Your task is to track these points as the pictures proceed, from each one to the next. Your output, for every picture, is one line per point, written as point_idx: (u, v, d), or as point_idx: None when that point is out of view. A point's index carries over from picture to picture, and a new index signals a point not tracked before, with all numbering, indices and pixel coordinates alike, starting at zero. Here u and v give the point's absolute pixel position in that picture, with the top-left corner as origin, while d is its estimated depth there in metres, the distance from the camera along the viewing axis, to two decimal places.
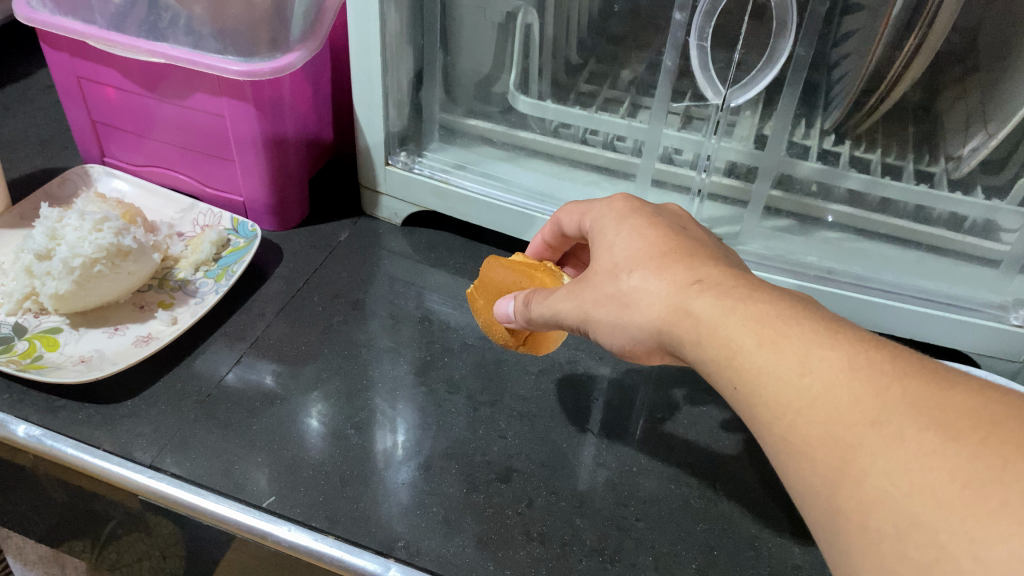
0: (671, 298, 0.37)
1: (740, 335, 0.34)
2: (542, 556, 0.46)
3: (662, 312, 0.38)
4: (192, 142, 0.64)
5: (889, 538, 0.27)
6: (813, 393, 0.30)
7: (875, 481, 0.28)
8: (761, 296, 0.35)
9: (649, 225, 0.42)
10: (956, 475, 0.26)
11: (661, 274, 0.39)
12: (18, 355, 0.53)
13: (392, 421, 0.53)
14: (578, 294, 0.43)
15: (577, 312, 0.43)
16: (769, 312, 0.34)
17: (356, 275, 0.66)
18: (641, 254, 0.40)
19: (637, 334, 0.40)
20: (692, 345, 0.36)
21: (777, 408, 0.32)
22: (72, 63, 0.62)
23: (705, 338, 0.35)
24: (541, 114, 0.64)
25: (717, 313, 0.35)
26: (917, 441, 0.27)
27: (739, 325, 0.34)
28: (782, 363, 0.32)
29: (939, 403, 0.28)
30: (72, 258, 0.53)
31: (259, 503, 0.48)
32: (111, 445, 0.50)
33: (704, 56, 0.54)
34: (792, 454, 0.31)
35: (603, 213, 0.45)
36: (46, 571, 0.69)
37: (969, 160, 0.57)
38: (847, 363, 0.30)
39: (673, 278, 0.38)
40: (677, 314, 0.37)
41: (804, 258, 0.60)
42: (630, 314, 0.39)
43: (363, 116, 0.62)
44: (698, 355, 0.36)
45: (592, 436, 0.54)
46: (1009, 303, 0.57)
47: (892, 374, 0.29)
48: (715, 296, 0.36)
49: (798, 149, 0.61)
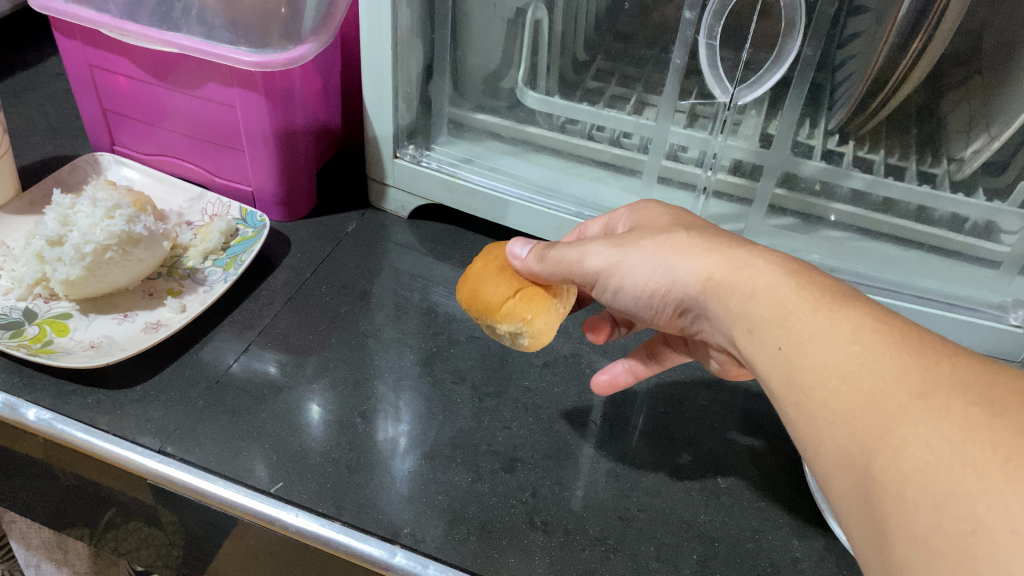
0: (725, 256, 0.39)
1: (795, 296, 0.35)
2: (545, 545, 0.47)
3: (714, 264, 0.39)
4: (202, 131, 0.64)
5: (924, 509, 0.27)
6: (863, 358, 0.31)
7: (915, 451, 0.28)
8: (817, 276, 0.36)
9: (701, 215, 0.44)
10: (998, 449, 0.26)
11: (717, 241, 0.40)
12: (29, 339, 0.54)
13: (396, 411, 0.54)
14: (621, 241, 0.43)
15: (615, 258, 0.42)
16: (828, 287, 0.35)
17: (362, 267, 0.66)
18: (697, 228, 0.42)
19: (676, 282, 0.40)
20: (741, 298, 0.37)
21: (824, 370, 0.32)
22: (84, 52, 0.63)
23: (759, 293, 0.36)
24: (549, 110, 0.65)
25: (774, 277, 0.36)
26: (963, 415, 0.28)
27: (796, 291, 0.35)
28: (836, 329, 0.33)
29: (986, 384, 0.29)
30: (84, 243, 0.54)
31: (266, 489, 0.48)
32: (120, 430, 0.51)
33: (713, 55, 0.54)
34: (830, 423, 0.31)
35: (647, 208, 0.47)
36: (50, 556, 0.69)
37: (971, 162, 0.58)
38: (899, 339, 0.32)
39: (732, 247, 0.39)
40: (734, 267, 0.38)
41: (807, 257, 0.61)
42: (675, 260, 0.40)
43: (373, 108, 0.63)
44: (744, 310, 0.37)
45: (594, 428, 0.55)
46: (1008, 303, 0.58)
47: (941, 355, 0.31)
48: (774, 262, 0.37)
49: (803, 148, 0.62)
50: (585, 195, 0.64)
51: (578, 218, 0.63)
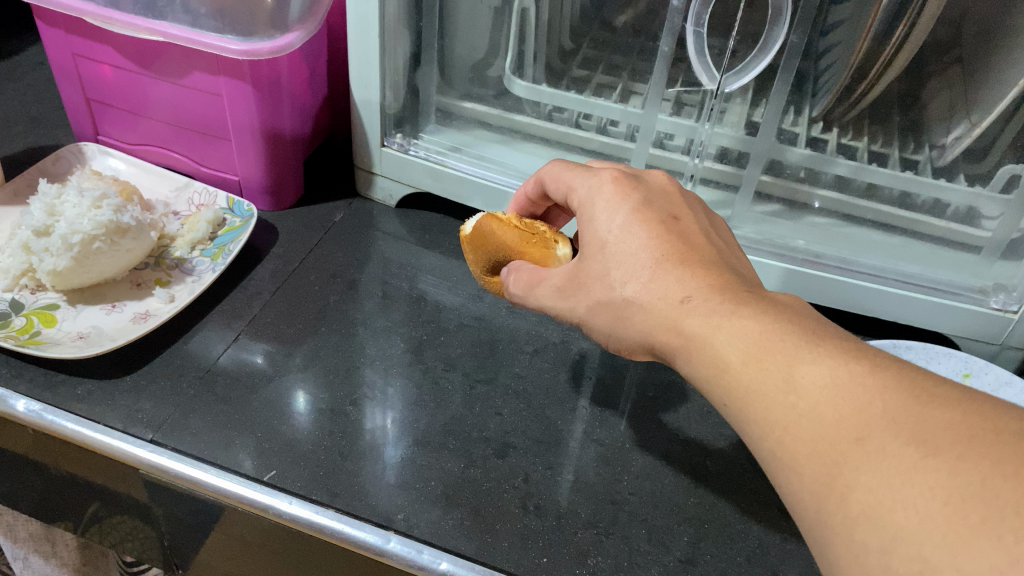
0: (660, 312, 0.38)
1: (727, 350, 0.35)
2: (538, 528, 0.47)
3: (653, 325, 0.39)
4: (188, 121, 0.64)
5: (874, 552, 0.28)
6: (798, 410, 0.32)
7: (860, 497, 0.28)
8: (746, 310, 0.36)
9: (638, 220, 0.41)
10: (936, 491, 0.26)
11: (655, 283, 0.39)
12: (16, 331, 0.53)
13: (385, 400, 0.54)
14: (571, 296, 0.44)
15: (572, 310, 0.44)
16: (755, 329, 0.35)
17: (351, 255, 0.66)
18: (632, 258, 0.40)
19: (629, 338, 0.41)
20: (685, 357, 0.38)
21: (767, 422, 0.33)
22: (67, 40, 0.62)
23: (696, 351, 0.37)
24: (537, 98, 0.64)
25: (704, 329, 0.36)
26: (898, 456, 0.28)
27: (726, 343, 0.35)
28: (768, 380, 0.33)
29: (918, 418, 0.28)
30: (71, 234, 0.54)
31: (260, 477, 0.48)
32: (111, 419, 0.50)
33: (701, 43, 0.55)
34: (782, 472, 0.32)
35: (588, 212, 0.44)
36: (37, 548, 0.69)
37: (952, 149, 0.59)
38: (830, 379, 0.31)
39: (667, 288, 0.39)
40: (669, 328, 0.38)
41: (793, 242, 0.62)
42: (623, 319, 0.41)
43: (361, 97, 0.63)
44: (690, 367, 0.37)
45: (584, 413, 0.55)
46: (989, 287, 0.59)
47: (871, 391, 0.30)
48: (702, 312, 0.37)
49: (789, 136, 0.62)
50: None
51: None
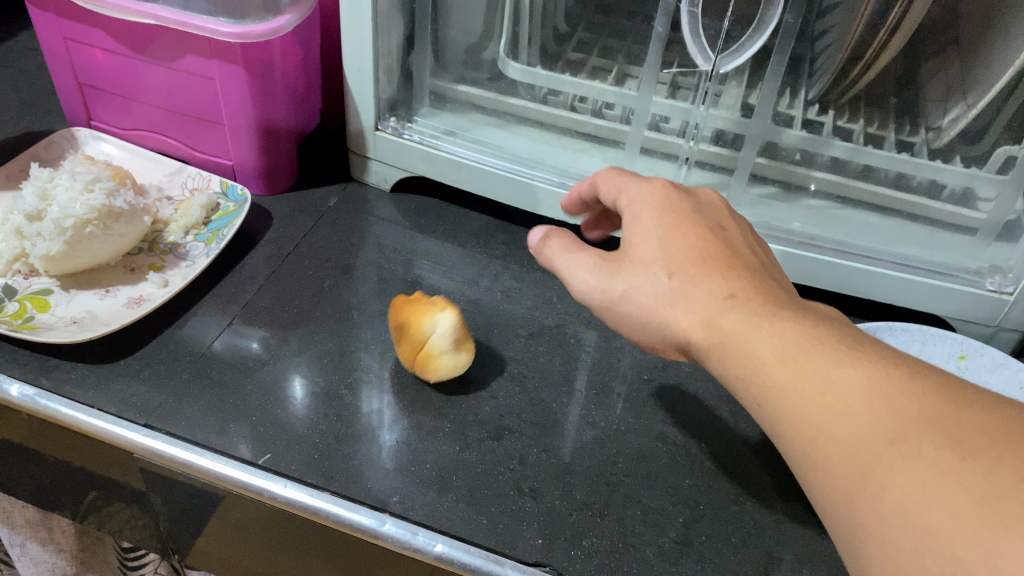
0: (701, 309, 0.38)
1: (766, 347, 0.35)
2: (533, 510, 0.47)
3: (688, 320, 0.39)
4: (181, 105, 0.63)
5: (906, 550, 0.28)
6: (834, 410, 0.32)
7: (895, 495, 0.29)
8: (788, 316, 0.36)
9: (687, 225, 0.42)
10: (971, 491, 0.27)
11: (697, 280, 0.39)
12: (9, 316, 0.53)
13: (380, 383, 0.54)
14: (605, 279, 0.43)
15: (602, 296, 0.43)
16: (796, 332, 0.35)
17: (346, 240, 0.66)
18: (677, 255, 0.41)
19: (659, 330, 0.40)
20: (720, 355, 0.37)
21: (799, 421, 0.33)
22: (59, 24, 0.62)
23: (734, 348, 0.37)
24: (532, 81, 0.64)
25: (745, 329, 0.36)
26: (934, 458, 0.29)
27: (766, 342, 0.36)
28: (806, 380, 0.34)
29: (954, 424, 0.29)
30: (64, 218, 0.54)
31: (254, 460, 0.48)
32: (105, 403, 0.50)
33: (695, 24, 0.55)
34: (813, 472, 0.33)
35: (637, 211, 0.44)
36: (34, 535, 0.69)
37: (948, 130, 0.59)
38: (867, 382, 0.32)
39: (707, 288, 0.39)
40: (707, 325, 0.38)
41: (788, 224, 0.62)
42: (658, 309, 0.40)
43: (354, 81, 0.63)
44: (722, 365, 0.37)
45: (579, 396, 0.55)
46: (985, 269, 0.59)
47: (909, 395, 0.31)
48: (745, 312, 0.37)
49: (784, 118, 0.61)
50: (568, 165, 0.64)
51: (562, 188, 0.63)
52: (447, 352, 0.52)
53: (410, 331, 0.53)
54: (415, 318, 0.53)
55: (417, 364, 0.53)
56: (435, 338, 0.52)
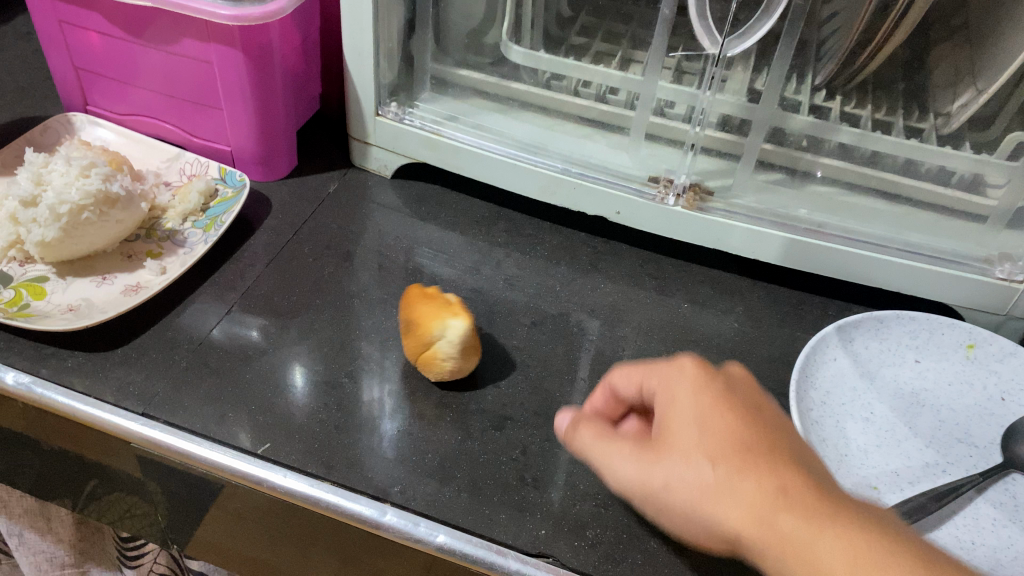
0: (750, 505, 0.34)
1: (830, 559, 0.32)
2: (537, 500, 0.47)
3: (733, 519, 0.34)
4: (177, 89, 0.63)
5: None
6: None
7: None
8: (848, 519, 0.33)
9: (728, 411, 0.37)
10: None
11: (744, 473, 0.35)
12: (5, 303, 0.53)
13: (381, 372, 0.53)
14: (642, 464, 0.37)
15: (638, 483, 0.37)
16: (860, 541, 0.32)
17: (346, 226, 0.65)
18: (719, 441, 0.36)
19: (702, 526, 0.35)
20: (773, 557, 0.33)
21: None
22: (54, 7, 0.61)
23: (790, 553, 0.32)
24: (535, 65, 0.63)
25: (805, 533, 0.32)
26: None
27: (830, 550, 0.32)
28: None
29: None
30: (59, 204, 0.53)
31: (254, 450, 0.48)
32: (102, 392, 0.50)
33: (703, 6, 0.53)
34: None
35: (674, 394, 0.39)
36: (32, 525, 0.69)
37: (958, 117, 0.58)
38: None
39: (757, 485, 0.34)
40: (757, 522, 0.33)
41: (794, 211, 0.61)
42: (700, 506, 0.35)
43: (354, 65, 0.62)
44: (775, 569, 0.33)
45: (582, 385, 0.54)
46: (994, 257, 0.58)
47: None
48: (803, 516, 0.33)
49: (791, 103, 0.60)
50: (571, 151, 0.63)
51: (565, 175, 0.62)
52: (452, 360, 0.50)
53: (419, 330, 0.51)
54: (427, 318, 0.51)
55: (420, 362, 0.52)
56: (442, 344, 0.50)
